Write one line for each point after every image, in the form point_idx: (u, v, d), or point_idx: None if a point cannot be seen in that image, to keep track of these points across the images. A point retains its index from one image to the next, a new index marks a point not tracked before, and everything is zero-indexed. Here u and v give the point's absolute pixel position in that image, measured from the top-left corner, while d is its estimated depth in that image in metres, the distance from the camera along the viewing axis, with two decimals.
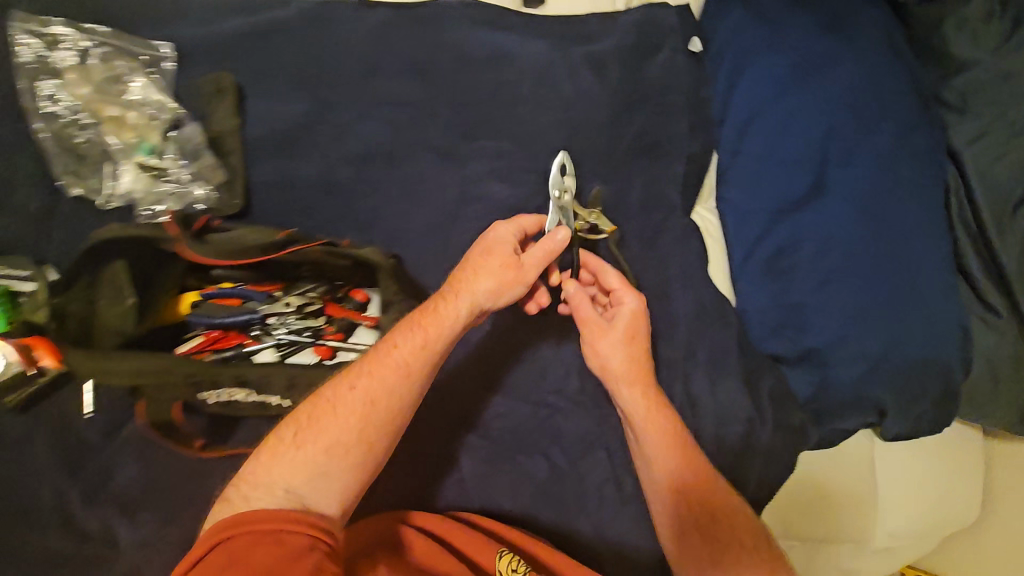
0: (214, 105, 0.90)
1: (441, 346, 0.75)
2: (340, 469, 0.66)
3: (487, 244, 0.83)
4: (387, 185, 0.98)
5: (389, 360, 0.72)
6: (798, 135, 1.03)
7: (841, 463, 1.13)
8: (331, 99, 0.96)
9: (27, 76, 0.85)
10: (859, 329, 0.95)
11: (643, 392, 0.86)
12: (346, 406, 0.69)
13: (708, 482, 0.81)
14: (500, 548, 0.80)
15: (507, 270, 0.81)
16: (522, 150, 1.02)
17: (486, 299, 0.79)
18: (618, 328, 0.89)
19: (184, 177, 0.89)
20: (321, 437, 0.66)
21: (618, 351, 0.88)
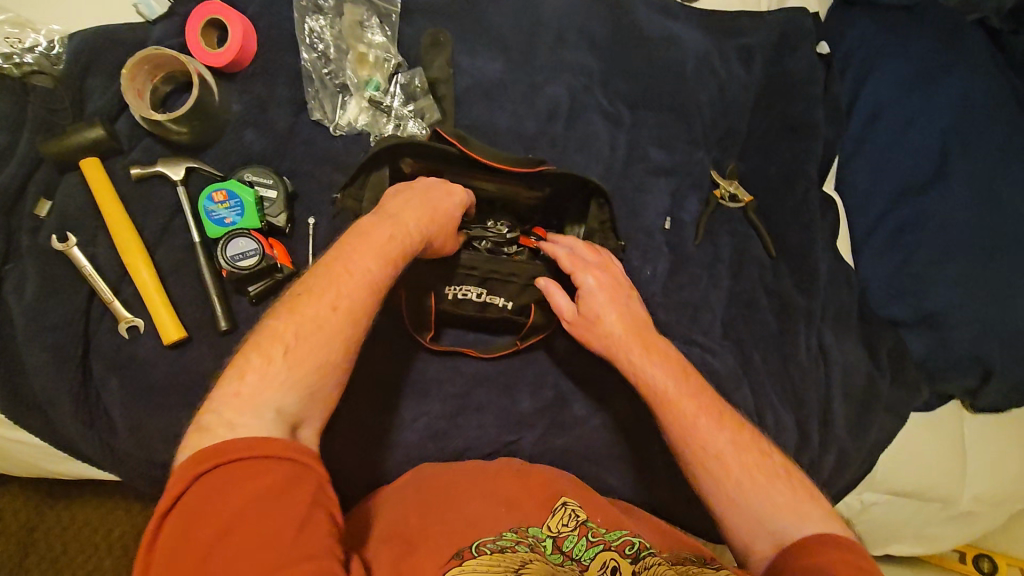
0: (432, 55, 1.03)
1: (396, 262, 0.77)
2: (308, 387, 0.66)
3: (426, 188, 0.86)
4: (565, 140, 1.11)
5: (343, 279, 0.73)
6: (919, 129, 1.17)
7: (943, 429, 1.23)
8: (524, 61, 1.10)
9: (300, 9, 0.97)
10: (971, 299, 1.09)
11: (636, 354, 0.89)
12: (309, 325, 0.69)
13: (699, 425, 0.82)
14: (562, 500, 0.86)
15: (443, 212, 0.85)
16: (679, 122, 1.16)
17: (421, 231, 0.81)
18: (602, 301, 0.92)
19: (402, 113, 1.01)
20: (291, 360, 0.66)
21: (616, 325, 0.91)
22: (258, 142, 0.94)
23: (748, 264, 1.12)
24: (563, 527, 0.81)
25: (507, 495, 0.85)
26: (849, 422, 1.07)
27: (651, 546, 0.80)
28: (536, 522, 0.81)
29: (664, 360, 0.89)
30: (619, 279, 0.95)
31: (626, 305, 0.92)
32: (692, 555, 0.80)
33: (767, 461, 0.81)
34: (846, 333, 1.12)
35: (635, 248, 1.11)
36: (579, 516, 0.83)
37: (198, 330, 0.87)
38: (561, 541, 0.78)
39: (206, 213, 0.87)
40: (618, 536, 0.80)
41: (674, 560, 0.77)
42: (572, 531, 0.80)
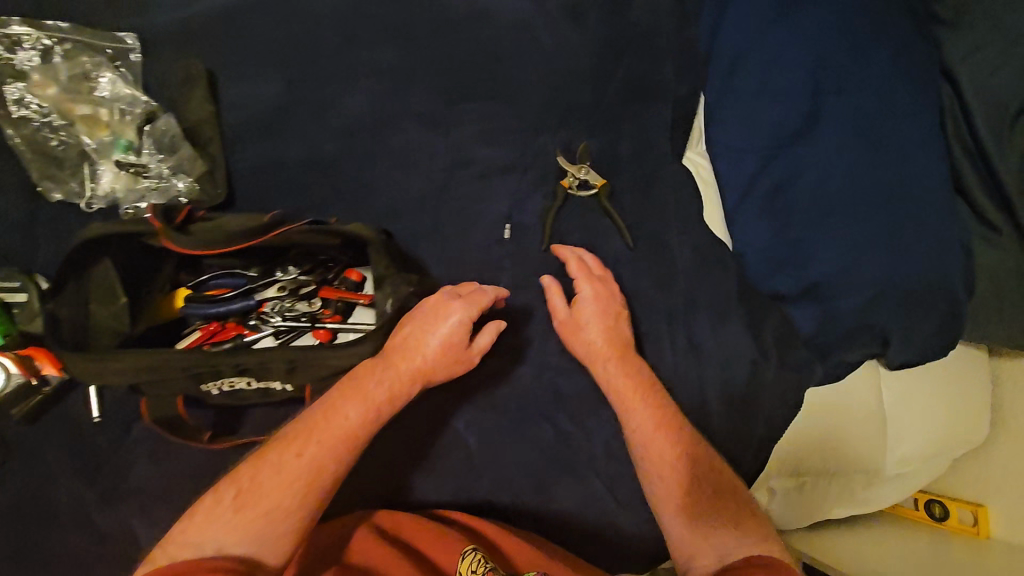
0: (186, 93, 0.88)
1: (388, 406, 0.70)
2: (275, 531, 0.63)
3: (425, 313, 0.76)
4: (372, 158, 0.96)
5: (332, 423, 0.67)
6: (787, 66, 1.00)
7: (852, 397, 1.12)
8: (308, 74, 0.95)
9: None
10: (860, 258, 0.95)
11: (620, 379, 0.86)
12: (291, 467, 0.65)
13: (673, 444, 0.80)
14: (465, 548, 0.74)
15: (443, 345, 0.75)
16: (505, 111, 1.01)
17: (415, 378, 0.73)
18: (597, 318, 0.90)
19: (164, 170, 0.87)
20: (258, 500, 0.63)
21: (598, 335, 0.89)
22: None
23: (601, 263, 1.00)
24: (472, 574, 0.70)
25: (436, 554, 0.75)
26: (727, 424, 0.98)
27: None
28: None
29: (637, 376, 0.86)
30: (620, 335, 0.90)
31: (614, 325, 0.90)
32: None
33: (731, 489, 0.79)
34: (723, 321, 0.99)
35: (470, 268, 0.97)
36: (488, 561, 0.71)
37: None
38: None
39: None
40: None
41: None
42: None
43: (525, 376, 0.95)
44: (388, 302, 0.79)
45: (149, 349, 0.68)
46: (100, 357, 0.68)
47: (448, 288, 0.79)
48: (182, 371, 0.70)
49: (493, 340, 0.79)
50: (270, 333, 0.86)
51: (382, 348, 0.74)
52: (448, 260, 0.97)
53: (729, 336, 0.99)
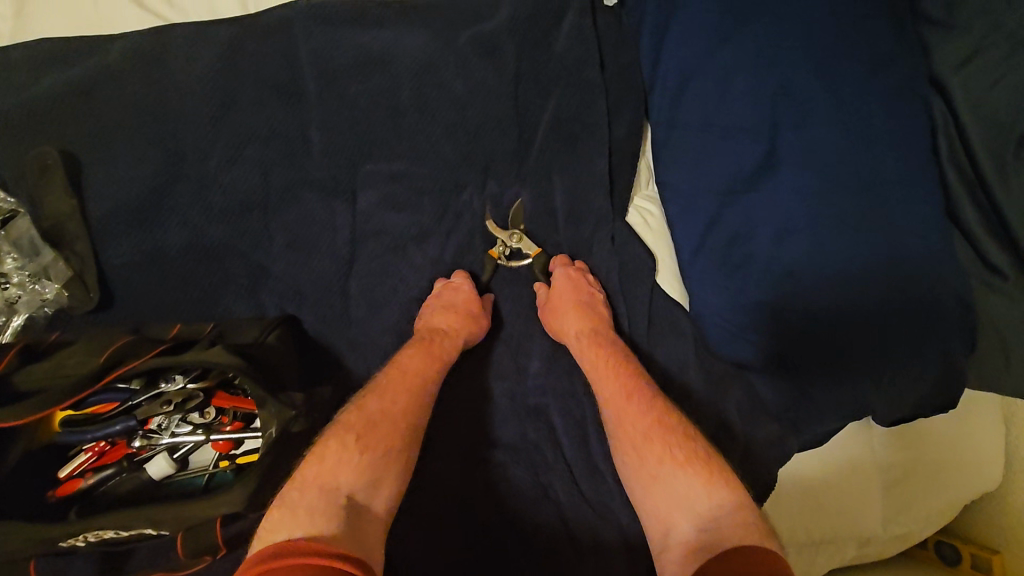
0: (41, 185, 0.78)
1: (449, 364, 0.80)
2: (388, 474, 0.67)
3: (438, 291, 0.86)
4: (268, 237, 0.86)
5: (408, 382, 0.75)
6: (741, 94, 0.84)
7: (830, 459, 1.00)
8: (187, 148, 0.84)
9: None
10: (829, 320, 0.82)
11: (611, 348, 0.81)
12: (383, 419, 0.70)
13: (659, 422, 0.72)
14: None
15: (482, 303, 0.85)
16: (417, 166, 0.88)
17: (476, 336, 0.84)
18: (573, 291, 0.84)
19: (27, 279, 0.78)
20: (374, 442, 0.68)
21: (574, 314, 0.83)
22: None
23: (538, 337, 0.89)
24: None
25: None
26: None
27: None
28: None
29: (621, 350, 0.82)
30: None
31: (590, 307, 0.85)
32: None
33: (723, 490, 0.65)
34: (680, 391, 0.88)
35: (387, 353, 0.87)
36: None
37: None
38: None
39: None
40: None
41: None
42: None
43: (454, 466, 0.84)
44: (271, 425, 0.67)
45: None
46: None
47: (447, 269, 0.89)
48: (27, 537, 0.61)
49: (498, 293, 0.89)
50: (161, 453, 0.76)
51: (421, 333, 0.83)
52: (362, 346, 0.87)
53: (683, 408, 0.87)
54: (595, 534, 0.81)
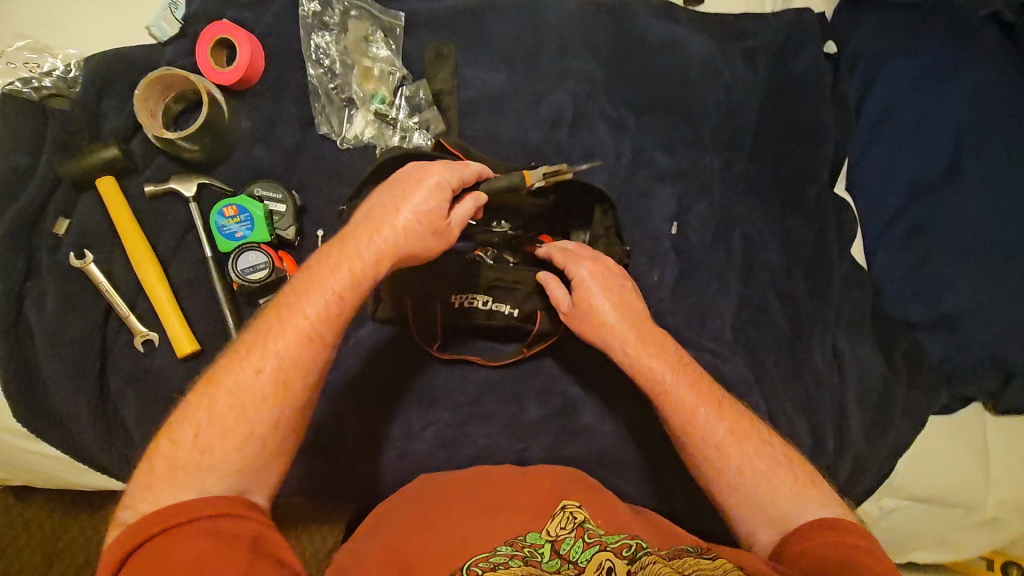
0: (435, 68, 1.04)
1: (340, 307, 0.72)
2: (266, 448, 0.67)
3: (396, 190, 0.76)
4: (569, 147, 1.11)
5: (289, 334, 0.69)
6: (932, 126, 1.14)
7: (950, 434, 1.20)
8: (527, 70, 1.11)
9: (307, 26, 0.98)
10: (988, 298, 1.06)
11: (619, 346, 0.86)
12: (252, 386, 0.67)
13: (685, 398, 0.81)
14: (563, 503, 0.81)
15: (415, 224, 0.75)
16: (686, 125, 1.16)
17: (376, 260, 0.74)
18: (593, 291, 0.87)
19: (409, 127, 1.03)
20: (229, 424, 0.66)
21: (607, 312, 0.87)
22: (268, 157, 0.97)
23: (759, 270, 1.11)
24: (562, 530, 0.76)
25: (507, 503, 0.81)
26: (866, 429, 1.05)
27: (651, 547, 0.76)
28: (536, 526, 0.78)
29: (658, 347, 0.85)
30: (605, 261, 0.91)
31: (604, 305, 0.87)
32: (690, 545, 0.79)
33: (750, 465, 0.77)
34: (858, 335, 1.10)
35: (641, 254, 1.09)
36: (578, 518, 0.79)
37: (211, 342, 0.89)
38: (558, 544, 0.75)
39: (218, 227, 0.90)
40: (617, 538, 0.76)
41: (672, 559, 0.74)
42: (570, 534, 0.76)
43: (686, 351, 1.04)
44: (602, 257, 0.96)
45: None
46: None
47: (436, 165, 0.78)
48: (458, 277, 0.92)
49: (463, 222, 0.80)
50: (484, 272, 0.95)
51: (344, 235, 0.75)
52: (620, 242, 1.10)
53: (860, 348, 1.08)
54: (789, 420, 1.03)
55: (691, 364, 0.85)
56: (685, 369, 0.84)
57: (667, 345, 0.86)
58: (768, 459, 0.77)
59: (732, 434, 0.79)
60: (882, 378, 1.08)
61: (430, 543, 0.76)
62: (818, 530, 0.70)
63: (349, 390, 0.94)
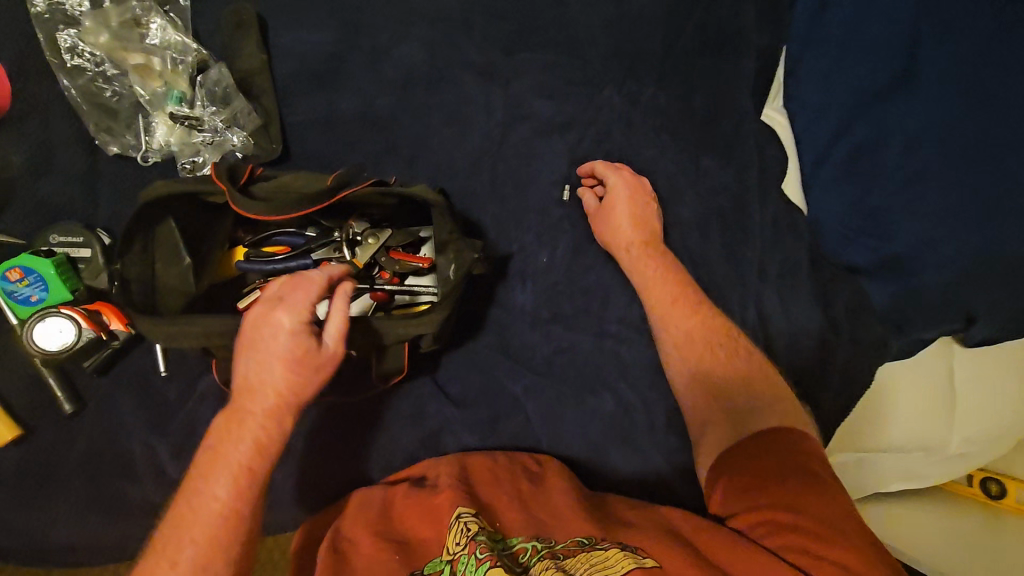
0: (237, 41, 0.84)
1: (257, 465, 0.63)
2: None
3: (251, 340, 0.64)
4: (427, 111, 0.92)
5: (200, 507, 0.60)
6: (882, 11, 0.87)
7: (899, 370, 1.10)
8: (360, 21, 0.90)
9: (46, 28, 0.80)
10: (949, 230, 0.86)
11: (652, 269, 0.85)
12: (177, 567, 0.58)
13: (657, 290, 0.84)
14: (455, 512, 0.69)
15: (287, 369, 0.63)
16: (570, 58, 0.94)
17: (281, 416, 0.65)
18: (619, 203, 0.88)
19: (218, 124, 0.84)
20: None
21: (627, 216, 0.87)
22: (56, 192, 0.82)
23: (670, 229, 0.93)
24: (457, 546, 0.64)
25: (413, 525, 0.71)
26: (797, 398, 0.93)
27: (548, 543, 0.65)
28: (436, 552, 0.66)
29: (670, 268, 0.86)
30: (639, 185, 0.90)
31: (618, 209, 0.88)
32: (584, 534, 0.66)
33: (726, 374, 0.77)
34: (792, 290, 0.93)
35: (528, 231, 0.93)
36: (472, 527, 0.66)
37: (42, 416, 0.82)
38: (453, 565, 0.63)
39: (8, 294, 0.78)
40: (512, 543, 0.66)
41: (566, 552, 0.63)
42: (465, 550, 0.64)
43: (586, 340, 0.89)
44: (451, 268, 0.77)
45: (222, 316, 0.67)
46: (173, 320, 0.66)
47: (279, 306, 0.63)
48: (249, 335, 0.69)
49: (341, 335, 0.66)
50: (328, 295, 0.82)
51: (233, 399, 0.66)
52: (503, 219, 0.92)
53: (793, 306, 0.93)
54: None
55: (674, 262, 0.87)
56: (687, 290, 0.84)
57: (655, 248, 0.87)
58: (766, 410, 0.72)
59: (710, 337, 0.80)
60: (818, 333, 0.94)
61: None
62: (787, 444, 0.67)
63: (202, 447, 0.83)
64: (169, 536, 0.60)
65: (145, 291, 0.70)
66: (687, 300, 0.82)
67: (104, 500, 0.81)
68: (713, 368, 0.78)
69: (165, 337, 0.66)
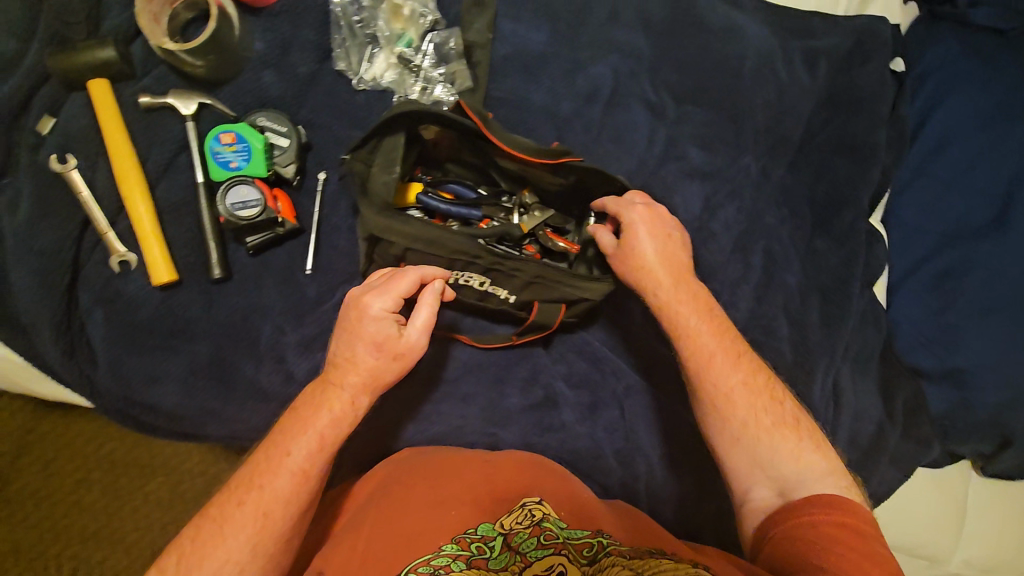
0: (473, 15, 0.95)
1: (332, 431, 0.74)
2: (260, 552, 0.68)
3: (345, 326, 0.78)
4: (599, 125, 1.04)
5: (273, 463, 0.72)
6: (986, 169, 1.05)
7: (932, 484, 1.15)
8: (568, 37, 1.04)
9: None
10: (1006, 360, 1.01)
11: (662, 288, 0.84)
12: (247, 511, 0.69)
13: (682, 318, 0.83)
14: (522, 500, 0.77)
15: (372, 353, 0.76)
16: (726, 122, 1.08)
17: (359, 388, 0.77)
18: (642, 244, 0.85)
19: (434, 76, 0.96)
20: (224, 530, 0.68)
21: (652, 254, 0.85)
22: (277, 85, 0.90)
23: (775, 288, 1.05)
24: (515, 523, 0.73)
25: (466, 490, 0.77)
26: (847, 470, 1.03)
27: (613, 543, 0.73)
28: (490, 517, 0.75)
29: (693, 295, 0.85)
30: (660, 229, 0.86)
31: (630, 254, 0.85)
32: (653, 546, 0.73)
33: (728, 385, 0.79)
34: (862, 372, 1.05)
35: None
36: (535, 513, 0.75)
37: (191, 274, 0.85)
38: (508, 538, 0.72)
39: (212, 153, 0.84)
40: (579, 535, 0.73)
41: (634, 554, 0.70)
42: (524, 529, 0.73)
43: None
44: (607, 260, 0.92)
45: (436, 226, 0.76)
46: (389, 217, 0.76)
47: (373, 293, 0.75)
48: (448, 251, 0.78)
49: (424, 329, 0.76)
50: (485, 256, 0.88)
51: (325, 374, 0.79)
52: None
53: (860, 386, 1.05)
54: None
55: (690, 283, 0.86)
56: (715, 319, 0.84)
57: (684, 278, 0.85)
58: (776, 427, 0.77)
59: (722, 354, 0.81)
60: (878, 419, 1.04)
61: (383, 533, 0.73)
62: (784, 511, 0.71)
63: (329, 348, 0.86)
64: (240, 482, 0.71)
65: (363, 185, 0.79)
66: (714, 323, 0.83)
67: (221, 364, 0.84)
68: (739, 390, 0.78)
69: (386, 227, 0.75)
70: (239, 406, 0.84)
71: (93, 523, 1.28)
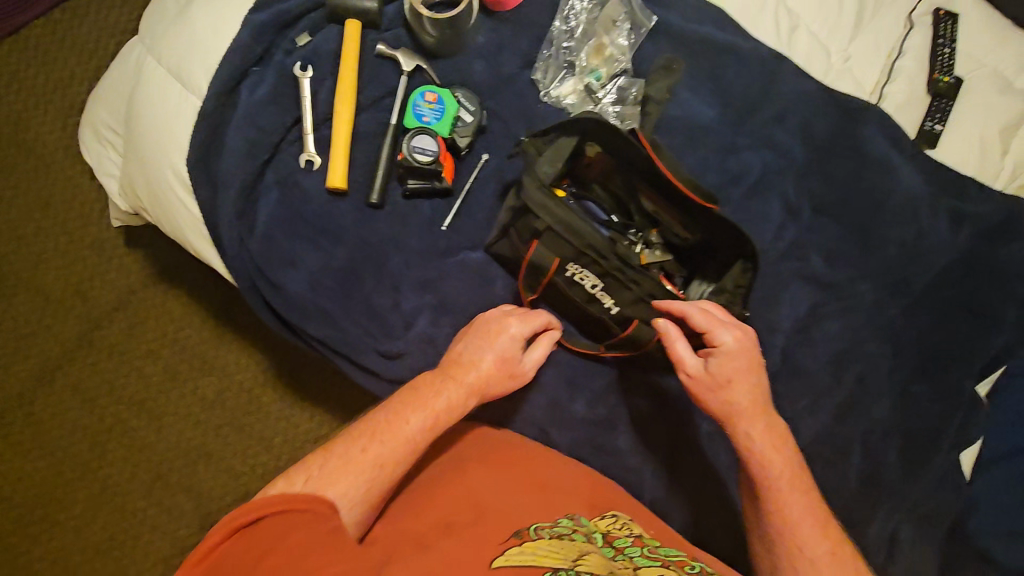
0: (657, 77, 1.06)
1: (444, 416, 0.81)
2: (360, 497, 0.73)
3: (482, 334, 0.87)
4: (735, 205, 1.11)
5: (393, 429, 0.77)
6: None
7: None
8: (736, 121, 1.13)
9: None
10: None
11: (746, 427, 0.83)
12: (361, 463, 0.74)
13: (764, 455, 0.82)
14: (612, 509, 0.81)
15: (497, 363, 0.86)
16: (856, 244, 1.11)
17: (476, 391, 0.84)
18: (735, 373, 0.84)
19: (608, 111, 1.10)
20: (340, 471, 0.73)
21: (744, 389, 0.84)
22: (481, 74, 1.05)
23: (857, 413, 1.04)
24: (616, 527, 0.77)
25: (556, 488, 0.81)
26: None
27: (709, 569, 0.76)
28: (584, 514, 0.78)
29: (773, 432, 0.84)
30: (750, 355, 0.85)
31: (721, 380, 0.83)
32: None
33: (806, 530, 0.79)
34: (922, 533, 1.01)
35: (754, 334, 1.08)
36: (631, 526, 0.78)
37: (355, 192, 0.98)
38: (611, 536, 0.75)
39: (413, 105, 0.98)
40: (674, 553, 0.76)
41: None
42: (626, 536, 0.76)
43: None
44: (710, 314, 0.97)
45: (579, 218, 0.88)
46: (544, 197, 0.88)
47: (515, 316, 0.88)
48: (580, 244, 0.89)
49: (537, 360, 0.89)
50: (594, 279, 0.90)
51: (442, 366, 0.86)
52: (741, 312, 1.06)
53: (916, 546, 1.00)
54: None
55: (773, 417, 0.85)
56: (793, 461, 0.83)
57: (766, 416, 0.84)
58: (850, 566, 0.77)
59: (793, 486, 0.81)
60: None
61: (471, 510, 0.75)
62: None
63: (441, 297, 0.97)
64: (360, 432, 0.77)
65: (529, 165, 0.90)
66: (793, 462, 0.83)
67: (349, 274, 0.96)
68: (808, 518, 0.80)
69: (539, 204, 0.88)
70: (350, 314, 0.95)
71: (137, 388, 1.39)
